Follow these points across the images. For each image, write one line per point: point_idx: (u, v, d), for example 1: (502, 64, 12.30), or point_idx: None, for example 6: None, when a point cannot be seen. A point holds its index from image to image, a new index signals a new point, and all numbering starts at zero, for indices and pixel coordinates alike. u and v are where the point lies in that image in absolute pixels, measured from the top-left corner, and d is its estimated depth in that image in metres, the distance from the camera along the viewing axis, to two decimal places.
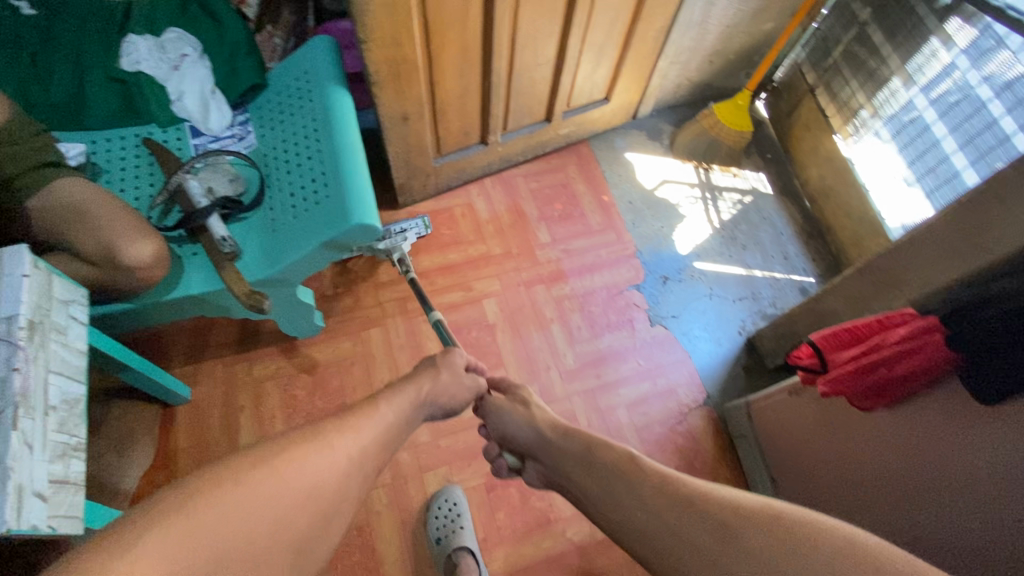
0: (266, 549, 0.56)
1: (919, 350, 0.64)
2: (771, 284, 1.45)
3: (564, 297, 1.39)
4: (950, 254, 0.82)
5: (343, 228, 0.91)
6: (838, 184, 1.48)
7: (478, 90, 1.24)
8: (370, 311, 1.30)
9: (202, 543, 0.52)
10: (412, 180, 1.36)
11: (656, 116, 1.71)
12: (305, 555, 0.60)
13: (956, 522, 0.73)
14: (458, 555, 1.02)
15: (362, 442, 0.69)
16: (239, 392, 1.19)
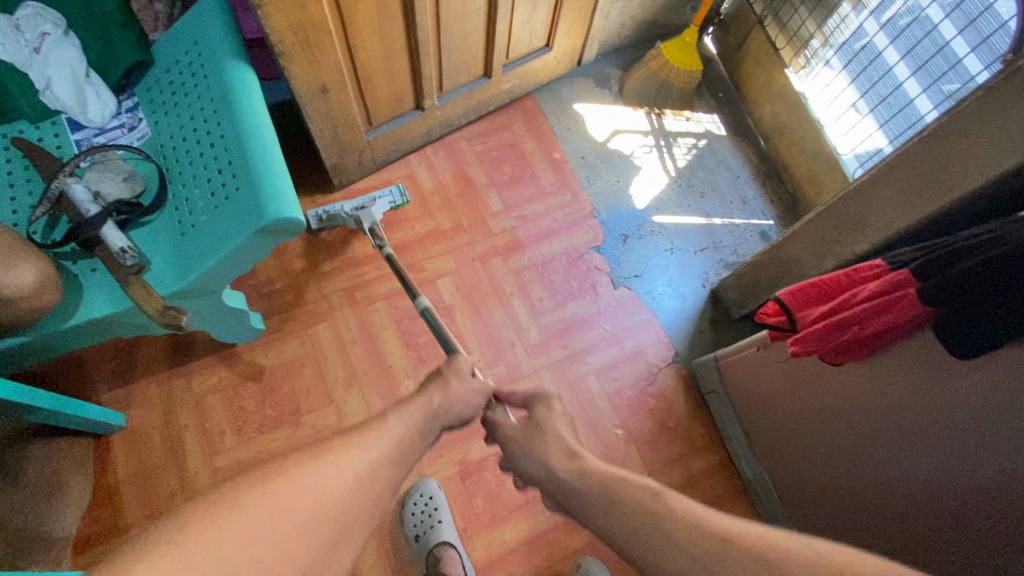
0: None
1: (891, 306, 0.60)
2: (731, 232, 1.42)
3: (523, 268, 1.32)
4: (914, 194, 0.78)
5: (259, 224, 0.80)
6: (791, 121, 1.43)
7: (405, 48, 1.10)
8: (315, 305, 1.20)
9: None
10: (343, 157, 1.23)
11: (602, 61, 1.60)
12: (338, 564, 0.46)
13: (939, 461, 0.72)
14: (438, 549, 0.99)
15: (375, 444, 0.54)
16: (179, 411, 1.09)
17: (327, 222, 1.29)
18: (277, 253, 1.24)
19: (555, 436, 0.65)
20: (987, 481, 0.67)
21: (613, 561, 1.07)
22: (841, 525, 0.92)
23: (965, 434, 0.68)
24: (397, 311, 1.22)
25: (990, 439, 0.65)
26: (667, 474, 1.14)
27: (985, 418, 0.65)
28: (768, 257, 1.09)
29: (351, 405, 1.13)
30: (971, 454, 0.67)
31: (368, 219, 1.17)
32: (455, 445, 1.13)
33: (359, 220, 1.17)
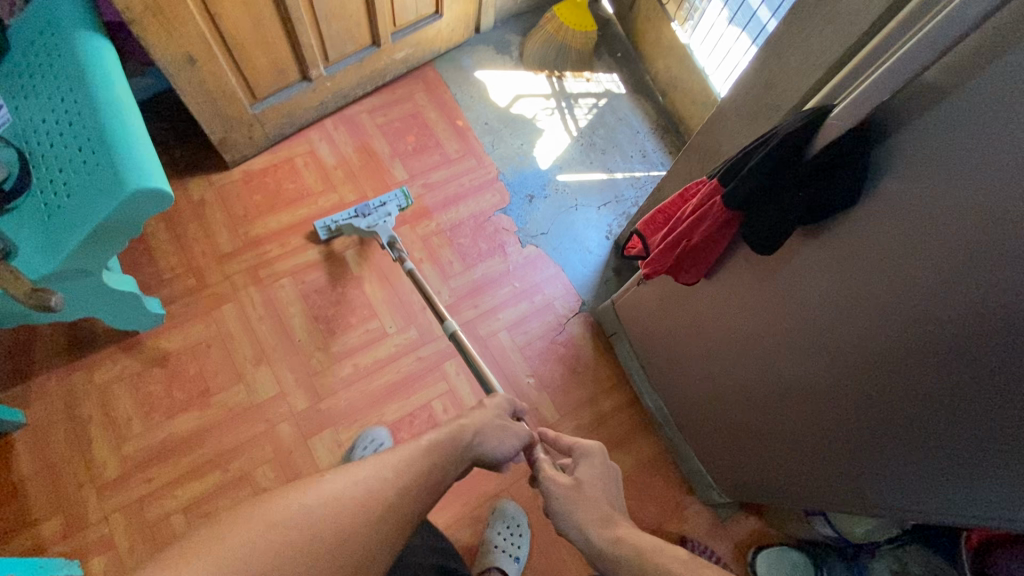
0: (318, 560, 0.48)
1: (707, 215, 0.66)
2: (632, 185, 1.47)
3: (431, 234, 1.34)
4: (749, 119, 0.84)
5: (116, 197, 0.80)
6: (681, 73, 1.49)
7: (276, 17, 1.11)
8: (218, 287, 1.20)
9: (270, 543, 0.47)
10: (230, 132, 1.24)
11: (501, 28, 1.62)
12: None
13: (777, 358, 0.80)
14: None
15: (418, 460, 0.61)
16: (81, 403, 1.08)
17: (227, 204, 1.28)
18: (176, 238, 1.23)
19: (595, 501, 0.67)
20: (810, 370, 0.75)
21: (531, 501, 1.12)
22: (721, 431, 1.00)
23: (794, 323, 0.75)
24: (304, 286, 1.23)
25: (809, 314, 0.71)
26: (577, 417, 1.19)
27: (802, 311, 0.72)
28: (653, 201, 1.15)
29: (261, 380, 1.14)
30: (801, 336, 0.74)
31: (386, 234, 1.20)
32: (370, 410, 1.15)
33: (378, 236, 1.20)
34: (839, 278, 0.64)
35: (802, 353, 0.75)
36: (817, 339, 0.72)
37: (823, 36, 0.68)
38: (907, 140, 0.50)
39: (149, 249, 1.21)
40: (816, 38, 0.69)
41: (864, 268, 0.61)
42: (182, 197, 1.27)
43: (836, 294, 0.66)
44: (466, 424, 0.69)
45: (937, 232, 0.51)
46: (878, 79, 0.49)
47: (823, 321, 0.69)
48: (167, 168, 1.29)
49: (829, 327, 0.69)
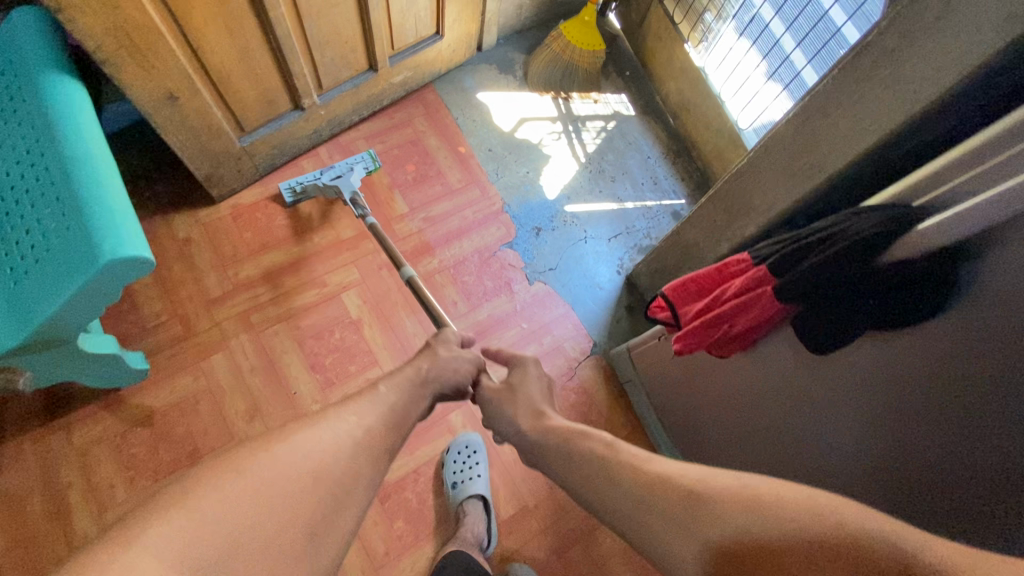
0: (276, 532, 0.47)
1: (753, 304, 0.59)
2: (644, 215, 1.40)
3: (433, 272, 1.26)
4: (787, 175, 0.77)
5: (92, 269, 0.72)
6: (695, 97, 1.41)
7: (265, 47, 1.02)
8: (207, 335, 1.12)
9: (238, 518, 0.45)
10: (217, 168, 1.15)
11: (504, 45, 1.54)
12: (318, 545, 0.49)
13: (805, 439, 0.73)
14: (466, 504, 1.03)
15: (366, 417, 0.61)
16: (60, 468, 1.00)
17: (214, 243, 1.20)
18: (160, 281, 1.15)
19: (527, 399, 0.74)
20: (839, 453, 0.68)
21: (543, 563, 1.06)
22: None
23: (825, 412, 0.68)
24: (299, 332, 1.15)
25: (845, 409, 0.64)
26: None
27: (834, 398, 0.65)
28: (671, 243, 1.09)
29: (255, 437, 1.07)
30: (834, 422, 0.67)
31: (347, 188, 1.17)
32: None
33: (340, 192, 1.17)
34: (888, 385, 0.57)
35: (832, 441, 0.68)
36: (853, 436, 0.65)
37: (881, 100, 0.61)
38: (1002, 270, 0.43)
39: (131, 295, 1.12)
40: (872, 102, 0.62)
41: (921, 384, 0.53)
42: (166, 236, 1.18)
43: (881, 398, 0.59)
44: (421, 365, 0.73)
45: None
46: (977, 205, 0.40)
47: (863, 416, 0.62)
48: (149, 204, 1.20)
49: (869, 429, 0.62)
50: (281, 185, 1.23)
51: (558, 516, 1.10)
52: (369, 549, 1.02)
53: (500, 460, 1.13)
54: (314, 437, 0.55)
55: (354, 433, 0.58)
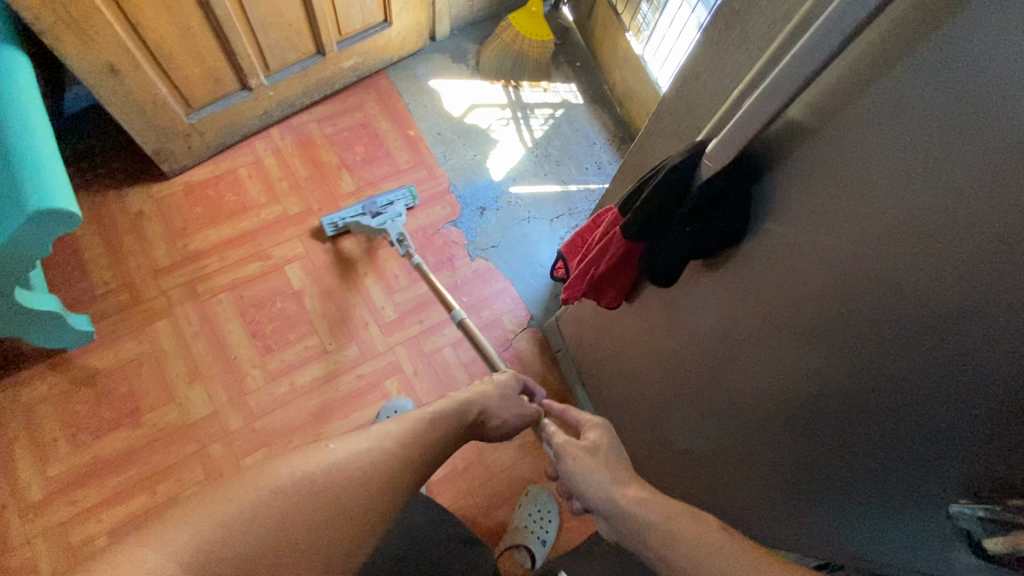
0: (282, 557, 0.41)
1: (610, 245, 0.64)
2: (586, 197, 1.46)
3: (377, 247, 1.31)
4: (674, 141, 0.82)
5: (18, 218, 0.77)
6: (636, 84, 1.47)
7: (206, 26, 1.09)
8: (153, 303, 1.17)
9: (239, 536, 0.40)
10: (166, 143, 1.22)
11: (458, 36, 1.60)
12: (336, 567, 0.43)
13: (682, 390, 0.78)
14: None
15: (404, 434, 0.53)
16: (4, 424, 1.04)
17: (166, 217, 1.25)
18: (111, 252, 1.20)
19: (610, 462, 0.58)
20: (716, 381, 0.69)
21: (469, 523, 1.10)
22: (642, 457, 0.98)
23: (707, 359, 0.71)
24: (243, 301, 1.20)
25: (740, 371, 0.64)
26: (520, 435, 1.18)
27: (705, 342, 0.70)
28: None
29: (195, 399, 1.11)
30: (706, 366, 0.71)
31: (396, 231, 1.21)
32: (307, 429, 1.12)
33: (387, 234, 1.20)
34: (761, 321, 0.59)
35: (702, 387, 0.73)
36: (750, 406, 0.64)
37: (733, 59, 0.66)
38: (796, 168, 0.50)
39: (82, 264, 1.18)
40: (725, 63, 0.67)
41: (784, 312, 0.56)
42: (119, 211, 1.24)
43: (758, 341, 0.61)
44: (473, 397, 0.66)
45: (844, 261, 0.47)
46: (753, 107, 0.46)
47: (725, 355, 0.67)
48: (105, 179, 1.26)
49: (759, 387, 0.62)
50: (323, 220, 1.24)
51: (486, 479, 1.14)
52: None
53: None
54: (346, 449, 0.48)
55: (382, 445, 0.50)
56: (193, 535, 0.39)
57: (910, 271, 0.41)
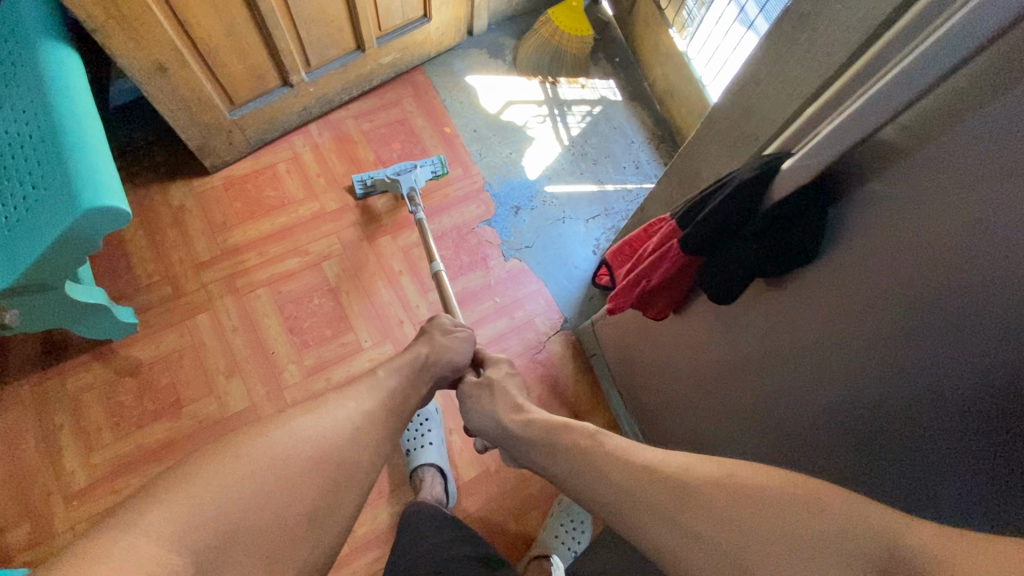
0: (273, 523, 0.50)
1: (664, 258, 0.61)
2: (624, 197, 1.42)
3: (412, 246, 1.30)
4: (728, 147, 0.79)
5: (72, 216, 0.78)
6: (679, 82, 1.43)
7: (250, 23, 1.09)
8: (194, 296, 1.19)
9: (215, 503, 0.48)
10: (208, 139, 1.23)
11: (495, 30, 1.57)
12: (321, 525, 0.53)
13: (730, 407, 0.76)
14: (421, 473, 1.07)
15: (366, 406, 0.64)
16: (54, 411, 1.08)
17: (207, 212, 1.27)
18: (154, 246, 1.22)
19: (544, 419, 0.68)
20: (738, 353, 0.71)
21: (500, 526, 1.10)
22: None
23: (755, 376, 0.69)
24: (280, 297, 1.21)
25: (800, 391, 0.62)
26: None
27: (757, 361, 0.68)
28: (637, 220, 1.11)
29: (233, 392, 1.13)
30: (758, 385, 0.69)
31: (408, 182, 1.24)
32: None
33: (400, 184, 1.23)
34: (824, 342, 0.56)
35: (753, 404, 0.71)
36: (790, 403, 0.64)
37: (801, 63, 0.62)
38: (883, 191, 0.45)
39: (126, 256, 1.20)
40: (793, 68, 0.64)
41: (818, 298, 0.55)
42: (162, 204, 1.26)
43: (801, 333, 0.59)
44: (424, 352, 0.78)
45: (929, 294, 0.44)
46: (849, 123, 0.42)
47: (783, 376, 0.64)
48: (148, 173, 1.28)
49: (787, 363, 0.62)
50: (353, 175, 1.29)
51: (517, 482, 1.13)
52: None
53: (465, 427, 1.17)
54: (314, 424, 0.58)
55: (352, 418, 0.61)
56: (178, 515, 0.46)
57: (986, 306, 0.41)
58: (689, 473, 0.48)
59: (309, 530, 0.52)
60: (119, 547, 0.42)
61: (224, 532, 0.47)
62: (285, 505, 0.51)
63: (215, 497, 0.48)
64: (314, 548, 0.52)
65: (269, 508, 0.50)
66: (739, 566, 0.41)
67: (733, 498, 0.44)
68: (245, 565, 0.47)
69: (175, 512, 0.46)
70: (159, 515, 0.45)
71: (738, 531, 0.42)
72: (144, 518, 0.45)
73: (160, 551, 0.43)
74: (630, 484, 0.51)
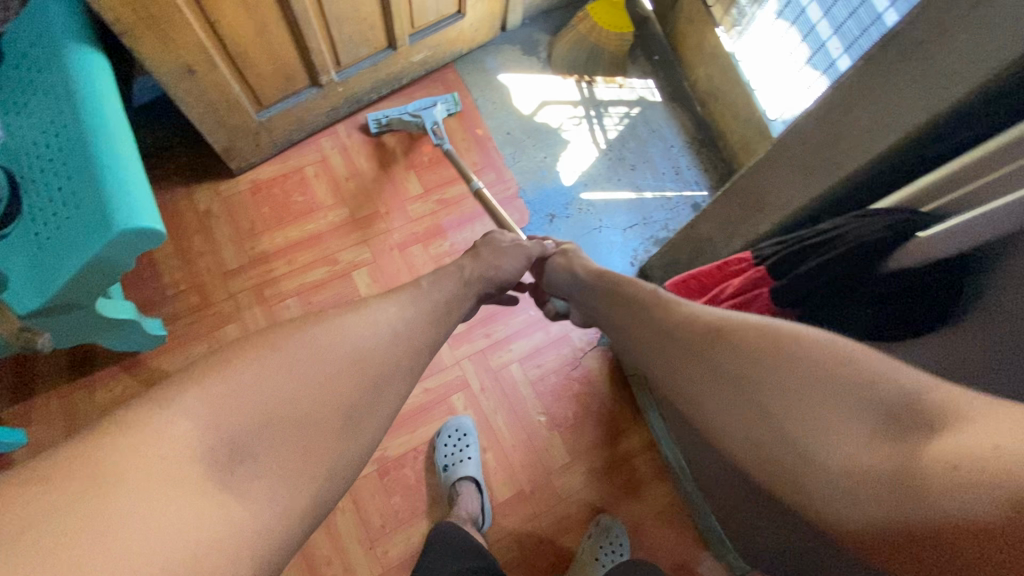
0: (310, 413, 0.46)
1: (748, 305, 0.57)
2: (663, 205, 1.37)
3: (444, 254, 1.26)
4: (803, 173, 0.73)
5: (105, 237, 0.74)
6: (724, 84, 1.36)
7: (282, 23, 1.03)
8: (222, 306, 1.16)
9: (251, 396, 0.44)
10: (235, 142, 1.18)
11: (529, 25, 1.50)
12: (359, 427, 0.49)
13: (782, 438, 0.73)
14: (459, 485, 1.04)
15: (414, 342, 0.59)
16: (83, 424, 1.05)
17: (234, 216, 1.23)
18: (181, 252, 1.19)
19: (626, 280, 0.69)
20: None
21: (536, 547, 1.07)
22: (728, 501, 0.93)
23: None
24: (310, 307, 1.18)
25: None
26: (590, 460, 1.14)
27: None
28: (684, 236, 1.06)
29: None
30: None
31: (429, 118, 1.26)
32: None
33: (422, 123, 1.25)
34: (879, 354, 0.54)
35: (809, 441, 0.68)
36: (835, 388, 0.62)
37: (905, 93, 0.57)
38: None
39: (152, 263, 1.17)
40: (894, 100, 0.58)
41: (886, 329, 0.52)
42: (188, 208, 1.22)
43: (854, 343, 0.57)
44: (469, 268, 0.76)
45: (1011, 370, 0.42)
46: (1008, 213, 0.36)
47: None
48: (173, 175, 1.24)
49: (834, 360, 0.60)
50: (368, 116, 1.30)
51: (553, 504, 1.10)
52: (367, 522, 1.05)
53: (499, 444, 1.14)
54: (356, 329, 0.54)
55: (391, 322, 0.57)
56: (217, 399, 0.43)
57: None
58: (725, 327, 0.48)
59: (343, 428, 0.48)
60: (151, 428, 0.39)
61: (263, 417, 0.44)
62: (319, 404, 0.47)
63: (253, 387, 0.45)
64: (349, 447, 0.48)
65: (307, 400, 0.47)
66: (760, 408, 0.41)
67: (741, 344, 0.45)
68: (281, 453, 0.44)
69: (214, 398, 0.43)
70: (193, 396, 0.42)
71: (764, 376, 0.41)
72: (179, 398, 0.42)
73: (194, 433, 0.41)
74: (676, 343, 0.51)
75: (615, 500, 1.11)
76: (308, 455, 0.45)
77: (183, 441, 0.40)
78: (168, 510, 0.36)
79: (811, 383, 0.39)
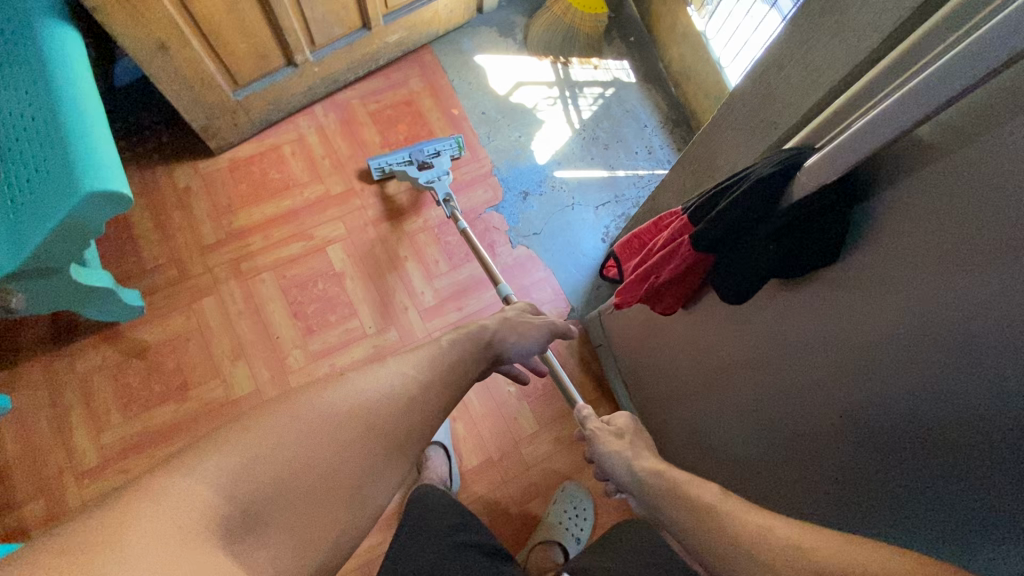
0: (322, 483, 0.43)
1: (675, 254, 0.59)
2: (635, 183, 1.39)
3: (418, 231, 1.28)
4: (745, 136, 0.75)
5: (74, 199, 0.77)
6: (695, 64, 1.38)
7: (254, 1, 1.06)
8: (199, 279, 1.19)
9: (271, 464, 0.41)
10: (213, 120, 1.21)
11: (506, 8, 1.52)
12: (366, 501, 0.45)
13: (730, 423, 0.75)
14: (427, 450, 1.07)
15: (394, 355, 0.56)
16: (63, 391, 1.09)
17: (212, 193, 1.26)
18: (160, 228, 1.22)
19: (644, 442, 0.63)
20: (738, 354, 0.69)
21: (502, 512, 1.10)
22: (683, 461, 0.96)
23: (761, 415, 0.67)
24: (285, 281, 1.21)
25: (803, 398, 0.59)
26: (557, 429, 1.16)
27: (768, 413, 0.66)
28: (648, 209, 1.08)
29: (238, 376, 1.13)
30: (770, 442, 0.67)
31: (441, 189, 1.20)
32: None
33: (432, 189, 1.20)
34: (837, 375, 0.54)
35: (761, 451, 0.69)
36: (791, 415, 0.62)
37: (824, 48, 0.59)
38: (906, 199, 0.43)
39: (133, 238, 1.20)
40: (817, 57, 0.60)
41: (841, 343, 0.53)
42: (168, 186, 1.25)
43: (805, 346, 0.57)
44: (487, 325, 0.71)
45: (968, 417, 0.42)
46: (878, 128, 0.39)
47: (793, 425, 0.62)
48: (154, 154, 1.27)
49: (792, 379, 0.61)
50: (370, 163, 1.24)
51: (520, 470, 1.13)
52: None
53: (469, 414, 1.16)
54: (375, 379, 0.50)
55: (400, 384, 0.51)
56: (232, 463, 0.39)
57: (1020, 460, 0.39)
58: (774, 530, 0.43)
59: (353, 501, 0.44)
60: (156, 500, 0.35)
61: (276, 486, 0.40)
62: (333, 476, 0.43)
63: (270, 456, 0.41)
64: (363, 517, 0.44)
65: (324, 465, 0.43)
66: None
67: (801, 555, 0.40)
68: (298, 522, 0.41)
69: (227, 461, 0.39)
70: (211, 461, 0.39)
71: None
72: (193, 464, 0.38)
73: (214, 503, 0.37)
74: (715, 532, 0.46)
75: (582, 468, 1.14)
76: (315, 529, 0.41)
77: (201, 506, 0.36)
78: (178, 563, 0.33)
79: (838, 539, 0.40)
